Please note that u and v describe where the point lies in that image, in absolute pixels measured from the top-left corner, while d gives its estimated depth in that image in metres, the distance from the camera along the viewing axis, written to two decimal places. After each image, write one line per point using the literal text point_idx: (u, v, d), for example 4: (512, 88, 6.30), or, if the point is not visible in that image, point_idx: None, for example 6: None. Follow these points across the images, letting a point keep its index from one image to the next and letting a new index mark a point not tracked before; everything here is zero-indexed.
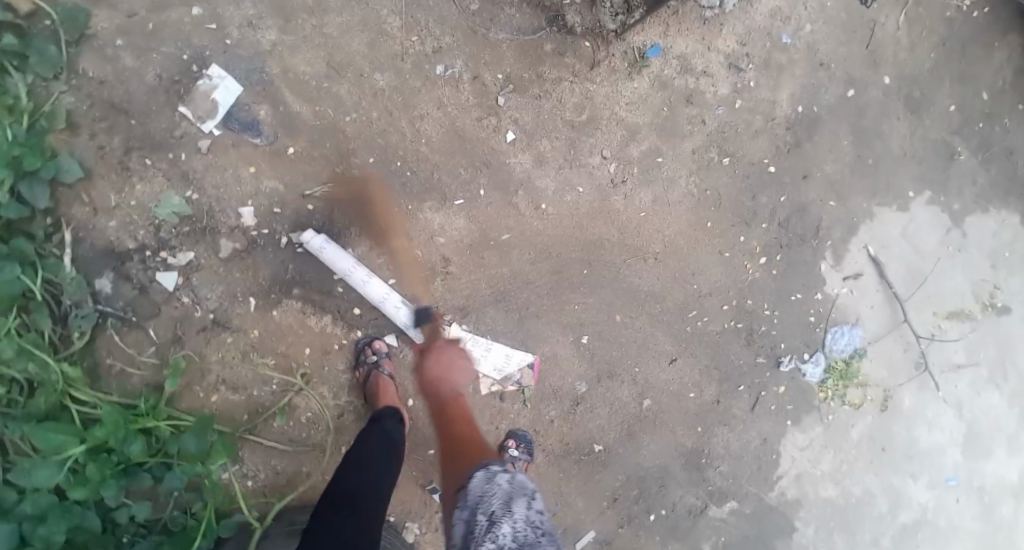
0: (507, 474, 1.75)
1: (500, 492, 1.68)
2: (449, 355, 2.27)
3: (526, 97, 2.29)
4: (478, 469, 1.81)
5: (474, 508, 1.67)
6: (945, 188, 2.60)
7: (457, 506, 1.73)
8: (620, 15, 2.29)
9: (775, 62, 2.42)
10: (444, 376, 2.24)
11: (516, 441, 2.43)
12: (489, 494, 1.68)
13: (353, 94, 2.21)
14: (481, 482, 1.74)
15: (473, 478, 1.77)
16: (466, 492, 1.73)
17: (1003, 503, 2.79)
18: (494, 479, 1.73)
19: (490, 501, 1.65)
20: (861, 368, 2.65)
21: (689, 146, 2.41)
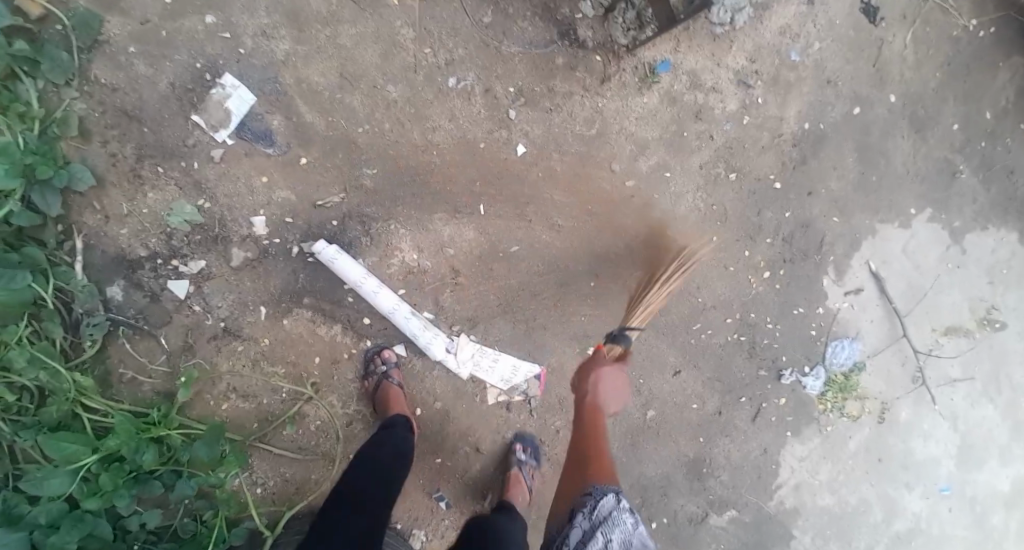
0: (634, 517, 1.64)
1: (623, 530, 1.59)
2: (617, 377, 2.12)
3: (537, 110, 2.30)
4: (609, 490, 1.72)
5: (597, 529, 1.61)
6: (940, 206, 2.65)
7: (577, 511, 1.72)
8: (632, 30, 2.27)
9: (783, 79, 2.46)
10: (605, 392, 2.09)
11: (523, 446, 2.42)
12: (610, 523, 1.61)
13: (365, 106, 2.20)
14: (610, 509, 1.66)
15: (602, 498, 1.69)
16: (593, 506, 1.68)
17: (992, 513, 2.87)
18: (621, 515, 1.63)
19: (611, 532, 1.58)
20: (860, 381, 2.70)
21: (698, 161, 2.44)
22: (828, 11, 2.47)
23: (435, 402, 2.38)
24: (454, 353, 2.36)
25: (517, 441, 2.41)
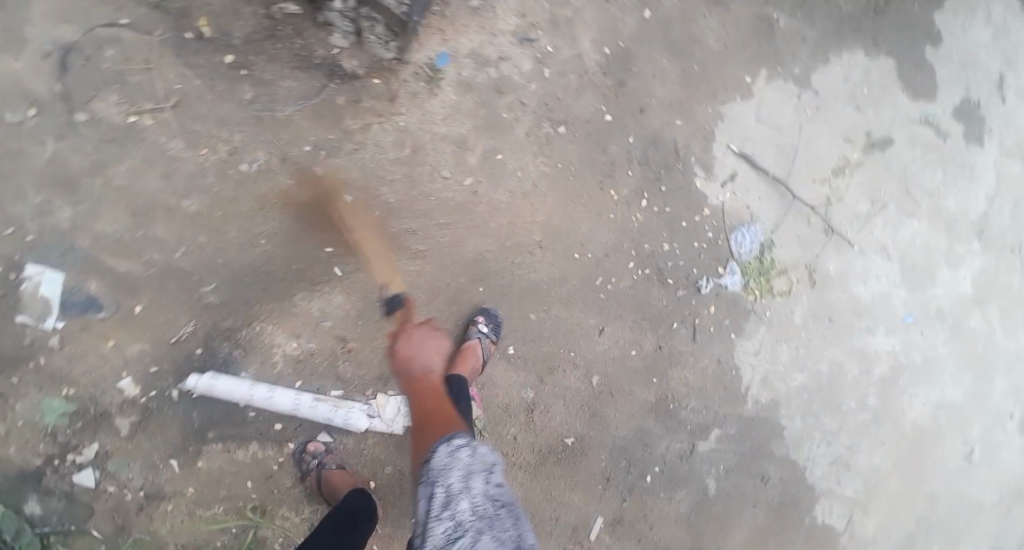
0: (468, 445, 1.76)
1: (460, 466, 1.69)
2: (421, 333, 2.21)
3: (341, 156, 2.22)
4: (443, 440, 1.79)
5: (436, 481, 1.68)
6: (776, 62, 2.67)
7: (422, 482, 1.72)
8: (391, 41, 2.20)
9: (563, 18, 2.41)
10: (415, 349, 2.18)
11: (485, 318, 2.39)
12: (448, 469, 1.69)
13: (172, 230, 2.13)
14: (445, 457, 1.73)
15: (437, 452, 1.74)
16: (428, 465, 1.73)
17: (967, 314, 2.97)
18: (456, 453, 1.73)
19: (449, 479, 1.66)
20: (774, 256, 2.69)
21: (521, 130, 2.40)
22: None
23: (383, 468, 2.32)
24: (379, 415, 2.29)
25: (481, 313, 2.39)
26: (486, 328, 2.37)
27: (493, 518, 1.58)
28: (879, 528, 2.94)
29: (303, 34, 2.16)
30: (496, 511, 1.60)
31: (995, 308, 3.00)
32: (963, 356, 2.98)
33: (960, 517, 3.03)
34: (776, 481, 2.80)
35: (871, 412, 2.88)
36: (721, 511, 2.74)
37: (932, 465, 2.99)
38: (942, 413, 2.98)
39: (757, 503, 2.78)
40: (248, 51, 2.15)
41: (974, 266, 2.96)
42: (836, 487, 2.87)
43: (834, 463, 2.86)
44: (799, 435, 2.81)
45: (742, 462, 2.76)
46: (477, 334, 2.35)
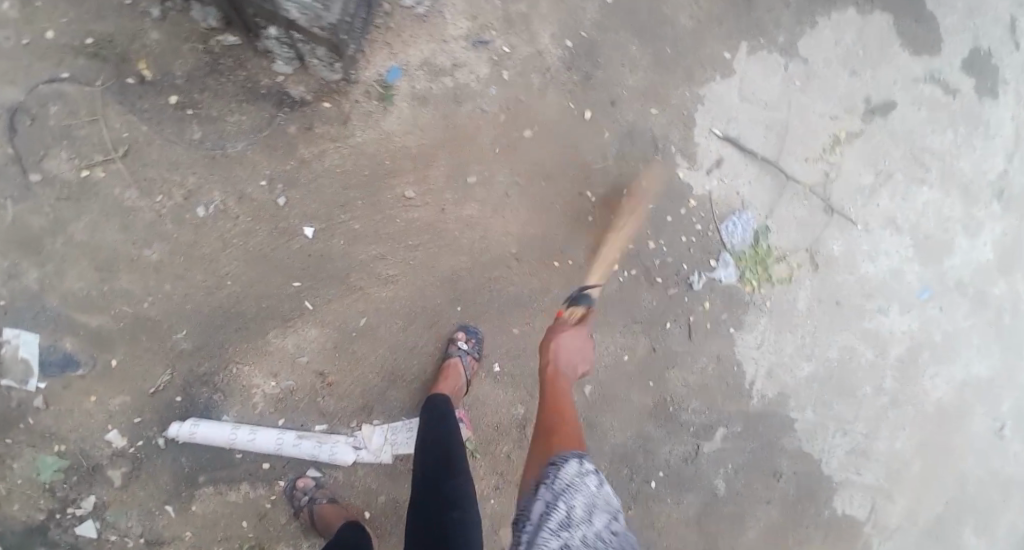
0: (596, 477, 1.52)
1: (585, 492, 1.47)
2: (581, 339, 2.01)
3: (298, 186, 2.13)
4: (575, 453, 1.57)
5: (556, 496, 1.45)
6: (758, 34, 2.50)
7: (538, 484, 1.50)
8: (335, 62, 2.06)
9: (516, 14, 2.29)
10: (566, 350, 1.97)
11: (467, 336, 2.28)
12: (573, 489, 1.47)
13: (138, 281, 2.12)
14: (571, 475, 1.50)
15: (564, 466, 1.51)
16: (555, 477, 1.49)
17: (988, 283, 2.78)
18: (584, 479, 1.49)
19: (573, 499, 1.44)
20: (770, 243, 2.55)
21: (485, 140, 2.28)
22: None
23: (377, 496, 2.27)
24: (365, 447, 2.25)
25: (461, 331, 2.28)
26: (467, 344, 2.27)
27: None
28: (903, 513, 2.83)
29: (246, 63, 2.09)
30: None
31: (1020, 274, 2.80)
32: (987, 328, 2.81)
33: (992, 494, 2.90)
34: (790, 475, 2.70)
35: (888, 395, 2.74)
36: (734, 510, 2.66)
37: (958, 443, 2.86)
38: (967, 389, 2.83)
39: (771, 499, 2.69)
40: (191, 90, 2.09)
41: (994, 231, 2.75)
42: (854, 476, 2.76)
43: (852, 452, 2.74)
44: (812, 426, 2.69)
45: (752, 459, 2.66)
46: (459, 352, 2.25)
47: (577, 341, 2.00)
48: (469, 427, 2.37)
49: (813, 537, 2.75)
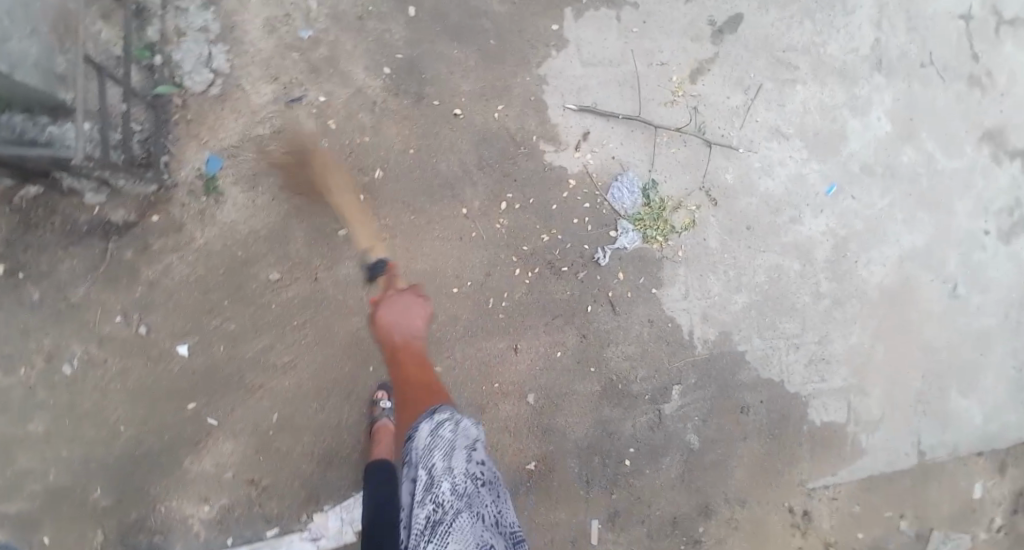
0: (451, 422, 1.68)
1: (442, 443, 1.62)
2: (399, 301, 2.17)
3: (160, 307, 2.08)
4: (424, 414, 1.76)
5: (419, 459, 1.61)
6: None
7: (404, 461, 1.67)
8: (146, 172, 2.03)
9: (320, 60, 2.17)
10: (396, 322, 2.14)
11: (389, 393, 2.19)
12: (432, 446, 1.61)
13: (37, 457, 2.04)
14: (424, 435, 1.67)
15: (417, 430, 1.70)
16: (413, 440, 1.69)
17: (897, 153, 2.72)
18: (439, 432, 1.65)
19: (436, 454, 1.59)
20: (662, 194, 2.49)
21: (335, 196, 2.19)
22: None
23: None
24: (323, 535, 2.17)
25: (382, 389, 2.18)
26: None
27: (474, 495, 1.50)
28: (883, 401, 2.77)
29: (59, 209, 2.02)
30: (477, 489, 1.51)
31: (925, 134, 2.74)
32: (908, 197, 2.74)
33: (968, 351, 2.81)
34: (758, 406, 2.64)
35: (829, 298, 2.69)
36: (715, 458, 2.60)
37: (917, 317, 2.78)
38: (909, 263, 2.76)
39: (747, 435, 2.63)
40: (14, 253, 2.00)
41: (885, 101, 2.70)
42: (822, 385, 2.70)
43: (812, 362, 2.69)
44: (763, 353, 2.64)
45: (717, 404, 2.60)
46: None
47: (400, 306, 2.16)
48: None
49: (802, 454, 2.69)
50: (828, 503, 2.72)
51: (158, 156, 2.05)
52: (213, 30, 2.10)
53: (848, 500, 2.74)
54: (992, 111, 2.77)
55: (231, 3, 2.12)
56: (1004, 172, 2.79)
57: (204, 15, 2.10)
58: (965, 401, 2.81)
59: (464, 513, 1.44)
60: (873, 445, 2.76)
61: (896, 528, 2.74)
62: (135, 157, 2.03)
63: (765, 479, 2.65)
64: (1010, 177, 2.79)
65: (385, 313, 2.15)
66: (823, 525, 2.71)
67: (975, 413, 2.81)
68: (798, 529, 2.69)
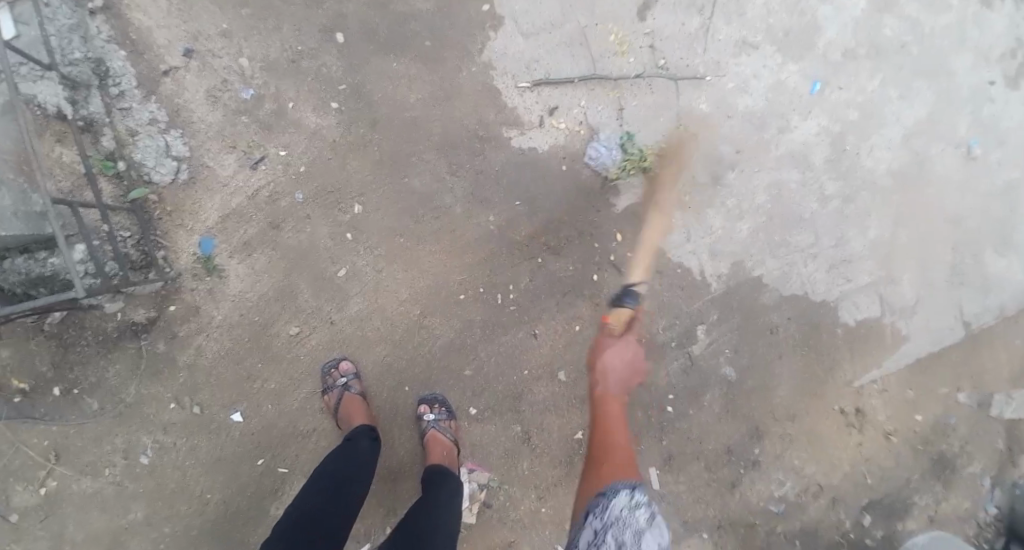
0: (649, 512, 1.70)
1: (631, 523, 1.66)
2: (628, 349, 2.33)
3: (207, 384, 2.23)
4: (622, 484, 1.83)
5: (606, 526, 1.69)
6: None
7: (590, 512, 1.78)
8: (151, 271, 2.15)
9: (268, 118, 2.21)
10: (616, 363, 2.31)
11: (433, 405, 2.33)
12: (619, 521, 1.68)
13: (144, 542, 2.24)
14: (620, 506, 1.73)
15: (617, 498, 1.76)
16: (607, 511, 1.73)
17: (876, 26, 2.56)
18: (633, 511, 1.71)
19: (619, 530, 1.65)
20: (641, 144, 2.46)
21: (326, 241, 2.26)
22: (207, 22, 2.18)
23: None
24: None
25: (426, 402, 2.34)
26: (347, 377, 2.24)
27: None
28: (916, 283, 2.72)
29: (88, 323, 2.17)
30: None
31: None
32: (901, 69, 2.59)
33: (999, 209, 2.70)
34: (787, 323, 2.66)
35: (838, 198, 2.61)
36: (756, 382, 2.66)
37: (933, 192, 2.67)
38: (918, 136, 2.63)
39: (782, 352, 2.66)
40: (64, 373, 2.18)
41: None
42: (850, 285, 2.68)
43: (833, 267, 2.66)
44: (781, 271, 2.63)
45: (745, 332, 2.63)
46: (337, 385, 2.23)
47: (623, 352, 2.32)
48: (485, 468, 2.44)
49: (840, 357, 2.70)
50: (878, 395, 2.74)
51: (154, 254, 2.15)
52: (162, 118, 2.15)
53: (898, 386, 2.74)
54: None
55: (169, 87, 2.15)
56: (999, 15, 2.61)
57: (148, 107, 2.14)
58: (1004, 260, 2.72)
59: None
60: (914, 328, 2.73)
61: (953, 402, 2.74)
62: (135, 262, 2.14)
63: (807, 388, 2.69)
64: (1006, 17, 2.61)
65: (609, 350, 2.33)
66: (876, 415, 2.73)
67: (1015, 268, 2.73)
68: (854, 427, 2.72)
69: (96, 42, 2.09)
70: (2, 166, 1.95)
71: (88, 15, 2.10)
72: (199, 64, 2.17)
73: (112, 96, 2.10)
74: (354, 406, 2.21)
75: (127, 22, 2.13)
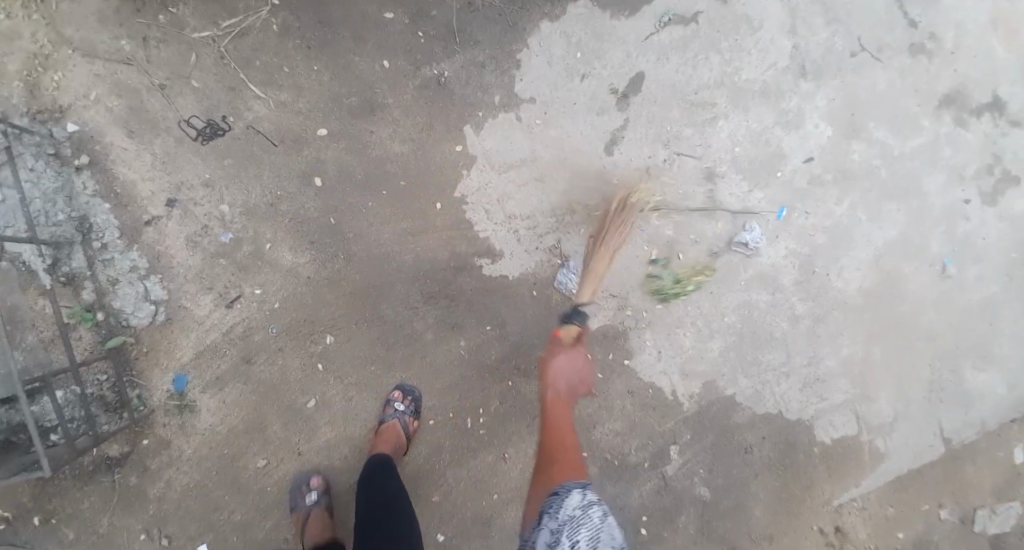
0: (602, 511, 1.66)
1: (589, 525, 1.61)
2: (577, 360, 2.20)
3: (174, 516, 2.25)
4: (574, 484, 1.75)
5: (563, 527, 1.62)
6: (474, 109, 2.42)
7: (547, 514, 1.69)
8: (122, 411, 2.22)
9: (244, 259, 2.28)
10: (563, 373, 2.17)
11: (402, 397, 2.35)
12: (576, 522, 1.62)
13: None
14: (577, 505, 1.68)
15: (571, 494, 1.71)
16: (562, 509, 1.67)
17: (847, 152, 2.60)
18: (587, 508, 1.66)
19: (575, 530, 1.60)
20: (611, 270, 2.51)
21: (296, 372, 2.31)
22: (188, 170, 2.27)
23: None
24: None
25: (398, 394, 2.34)
26: (316, 493, 2.27)
27: None
28: (895, 400, 2.66)
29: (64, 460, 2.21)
30: None
31: (873, 125, 2.61)
32: (870, 194, 2.62)
33: (977, 323, 2.65)
34: (763, 442, 2.62)
35: (808, 318, 2.62)
36: (732, 501, 2.60)
37: (908, 309, 2.65)
38: (890, 256, 2.63)
39: (759, 471, 2.61)
40: (42, 503, 2.22)
41: (819, 106, 2.59)
42: (827, 402, 2.64)
43: (808, 386, 2.63)
44: (754, 390, 2.61)
45: (718, 451, 2.60)
46: (305, 502, 2.25)
47: (573, 364, 2.19)
48: None
49: (818, 476, 2.63)
50: (859, 513, 2.64)
51: (128, 395, 2.22)
52: (142, 266, 2.24)
53: (879, 502, 2.65)
54: (946, 75, 2.61)
55: (151, 235, 2.24)
56: (973, 133, 2.62)
57: (130, 255, 2.23)
58: (983, 376, 2.66)
59: None
60: (893, 446, 2.66)
61: (936, 518, 2.64)
62: (108, 404, 2.21)
63: (786, 510, 2.61)
64: (981, 136, 2.62)
65: (556, 361, 2.19)
66: (857, 533, 2.64)
67: (996, 384, 2.66)
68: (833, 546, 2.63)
69: (81, 199, 2.21)
70: None
71: (75, 173, 2.21)
72: (180, 212, 2.26)
73: (93, 249, 2.20)
74: (323, 520, 2.20)
75: (111, 175, 2.23)
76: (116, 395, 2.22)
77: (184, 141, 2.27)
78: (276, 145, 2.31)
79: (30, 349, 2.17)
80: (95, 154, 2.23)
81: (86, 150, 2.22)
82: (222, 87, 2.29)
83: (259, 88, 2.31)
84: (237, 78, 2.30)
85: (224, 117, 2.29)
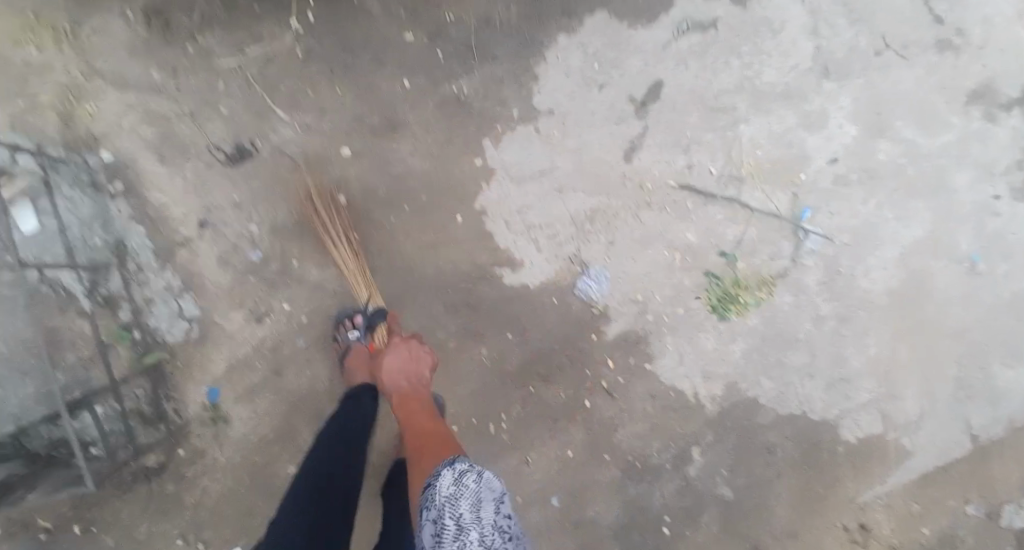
0: (475, 473, 1.60)
1: (467, 493, 1.54)
2: (400, 352, 2.14)
3: (213, 522, 2.37)
4: (445, 465, 1.66)
5: (441, 510, 1.52)
6: (493, 121, 2.42)
7: (424, 507, 1.57)
8: (159, 425, 2.32)
9: (271, 276, 2.34)
10: (400, 368, 2.11)
11: None
12: (456, 496, 1.54)
13: None
14: (450, 483, 1.58)
15: (441, 475, 1.61)
16: (434, 493, 1.57)
17: (872, 152, 2.55)
18: (461, 481, 1.57)
19: (458, 505, 1.51)
20: (631, 276, 2.52)
21: (325, 384, 2.38)
22: (216, 191, 2.32)
23: None
24: None
25: None
26: (359, 330, 2.30)
27: None
28: (919, 398, 2.64)
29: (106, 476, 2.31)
30: None
31: (900, 123, 2.54)
32: (896, 193, 2.56)
33: (1005, 320, 2.62)
34: (784, 443, 2.63)
35: (831, 319, 2.60)
36: (754, 501, 2.63)
37: (935, 308, 2.61)
38: (917, 255, 2.59)
39: (781, 471, 2.63)
40: (85, 512, 2.34)
41: (843, 105, 2.53)
42: (851, 403, 2.63)
43: (831, 387, 2.62)
44: (777, 392, 2.62)
45: (740, 452, 2.62)
46: (349, 335, 2.30)
47: (400, 359, 2.13)
48: None
49: (841, 476, 2.64)
50: (884, 510, 2.65)
51: (165, 409, 2.32)
52: (176, 285, 2.32)
53: (904, 500, 2.65)
54: (975, 68, 2.53)
55: (184, 256, 2.32)
56: (1004, 127, 2.55)
57: (164, 276, 2.31)
58: (1011, 371, 2.63)
59: (486, 531, 1.47)
60: (919, 444, 2.65)
61: (961, 514, 2.64)
62: (146, 418, 2.31)
63: (808, 507, 2.64)
64: (1012, 131, 2.55)
65: (391, 359, 2.13)
66: (881, 530, 2.65)
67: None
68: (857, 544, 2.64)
69: (116, 224, 2.28)
70: (29, 355, 2.25)
71: (109, 199, 2.28)
72: (211, 233, 2.32)
73: (129, 271, 2.29)
74: (360, 360, 2.25)
75: (145, 200, 2.30)
76: (153, 410, 2.31)
77: (214, 165, 2.32)
78: (301, 165, 2.35)
79: (74, 369, 2.28)
80: (130, 181, 2.30)
81: (121, 177, 2.29)
82: (250, 111, 2.33)
83: (284, 111, 2.34)
84: (264, 103, 2.33)
85: (249, 139, 2.33)
